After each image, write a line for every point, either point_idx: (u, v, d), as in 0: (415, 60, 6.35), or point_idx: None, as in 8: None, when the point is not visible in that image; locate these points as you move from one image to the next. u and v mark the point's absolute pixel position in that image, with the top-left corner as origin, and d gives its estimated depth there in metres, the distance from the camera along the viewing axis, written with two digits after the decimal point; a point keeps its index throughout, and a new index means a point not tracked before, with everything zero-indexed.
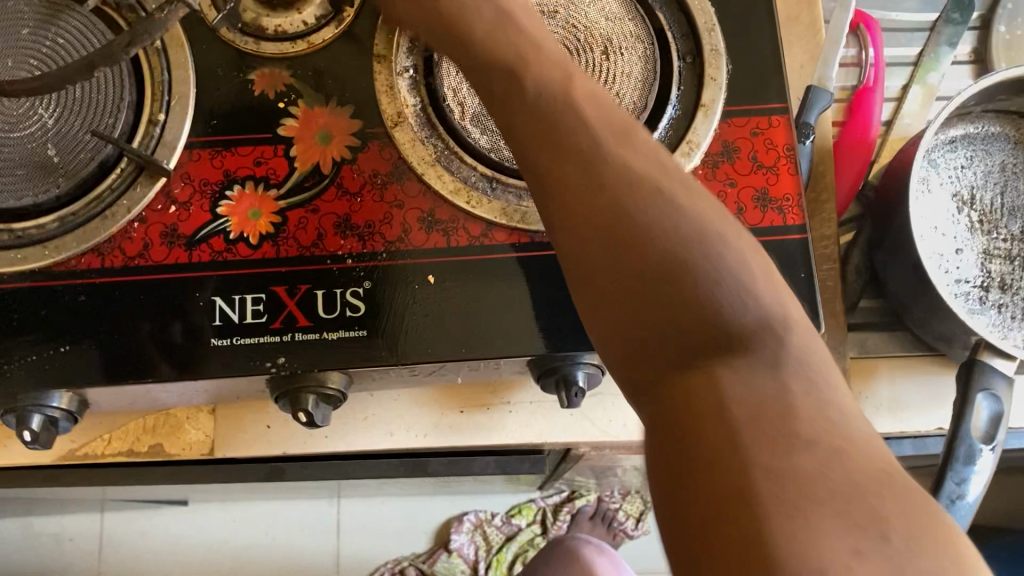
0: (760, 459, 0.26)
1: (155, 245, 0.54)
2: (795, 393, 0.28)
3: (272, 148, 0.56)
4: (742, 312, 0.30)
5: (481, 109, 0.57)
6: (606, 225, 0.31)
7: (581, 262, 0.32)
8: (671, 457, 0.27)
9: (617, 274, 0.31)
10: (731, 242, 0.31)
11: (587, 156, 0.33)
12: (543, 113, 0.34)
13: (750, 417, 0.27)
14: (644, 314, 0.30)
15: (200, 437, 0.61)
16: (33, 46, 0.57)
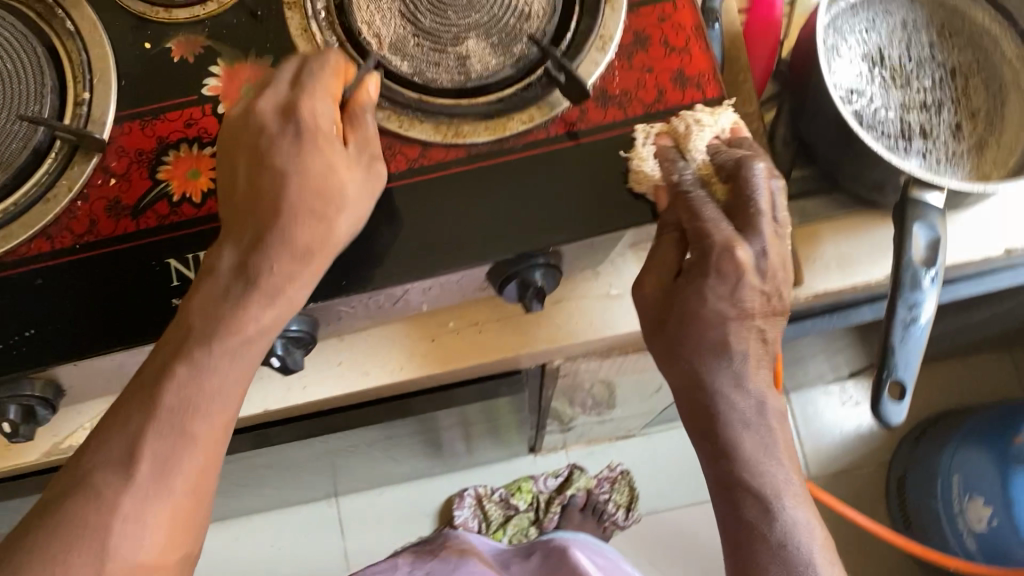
0: (734, 511, 0.56)
1: (101, 219, 0.55)
2: (782, 540, 0.55)
3: (200, 108, 0.57)
4: (775, 548, 0.55)
5: (396, 37, 0.57)
6: (689, 406, 0.57)
7: (677, 376, 0.57)
8: (710, 471, 0.58)
9: (710, 446, 0.56)
10: (771, 451, 0.56)
11: (689, 368, 0.55)
12: (706, 415, 0.56)
13: (729, 476, 0.56)
14: (716, 463, 0.56)
15: None
16: None
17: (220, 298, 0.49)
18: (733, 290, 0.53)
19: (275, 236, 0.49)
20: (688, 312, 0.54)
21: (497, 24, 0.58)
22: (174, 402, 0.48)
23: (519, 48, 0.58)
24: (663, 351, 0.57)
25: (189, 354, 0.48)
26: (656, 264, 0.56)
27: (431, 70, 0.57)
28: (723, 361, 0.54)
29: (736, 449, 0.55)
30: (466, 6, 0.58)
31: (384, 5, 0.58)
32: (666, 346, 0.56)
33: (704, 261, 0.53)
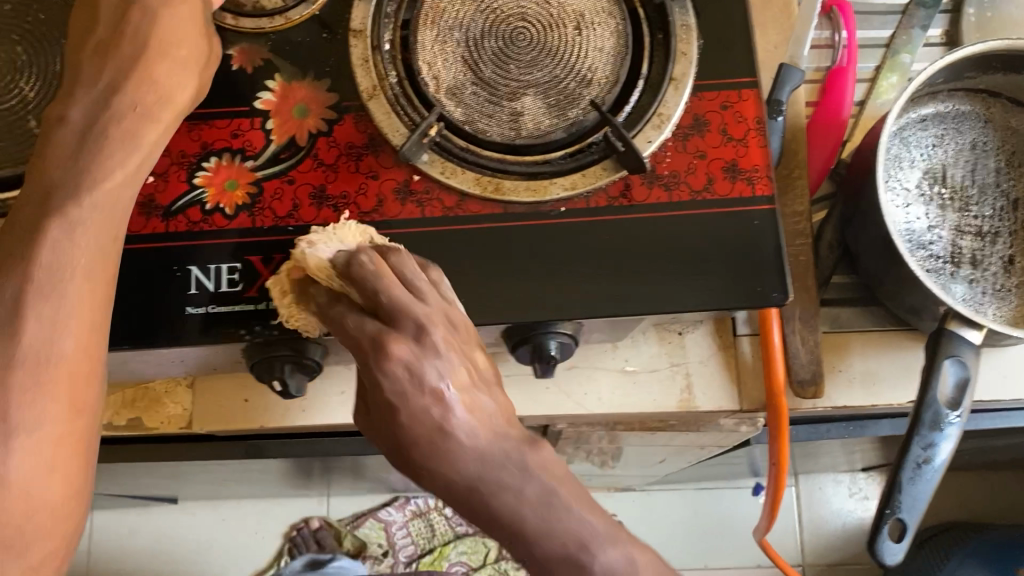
0: (513, 543, 0.38)
1: (133, 215, 0.55)
2: None
3: (249, 121, 0.57)
4: None
5: (455, 82, 0.57)
6: (450, 499, 0.40)
7: (433, 486, 0.41)
8: (467, 510, 0.40)
9: (449, 485, 0.40)
10: (532, 485, 0.39)
11: (405, 442, 0.41)
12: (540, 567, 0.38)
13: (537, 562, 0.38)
14: (454, 482, 0.40)
15: (179, 410, 0.62)
16: (16, 22, 0.58)
17: (75, 142, 0.47)
18: (398, 391, 0.42)
19: (119, 80, 0.49)
20: (437, 442, 0.40)
21: (556, 86, 0.57)
22: (35, 337, 0.42)
23: (575, 112, 0.57)
24: (459, 509, 0.41)
25: (63, 213, 0.44)
26: (377, 431, 0.44)
27: (483, 121, 0.56)
28: (501, 486, 0.39)
29: (490, 510, 0.39)
30: (529, 63, 0.57)
31: (448, 48, 0.57)
32: (446, 498, 0.41)
33: (374, 381, 0.43)
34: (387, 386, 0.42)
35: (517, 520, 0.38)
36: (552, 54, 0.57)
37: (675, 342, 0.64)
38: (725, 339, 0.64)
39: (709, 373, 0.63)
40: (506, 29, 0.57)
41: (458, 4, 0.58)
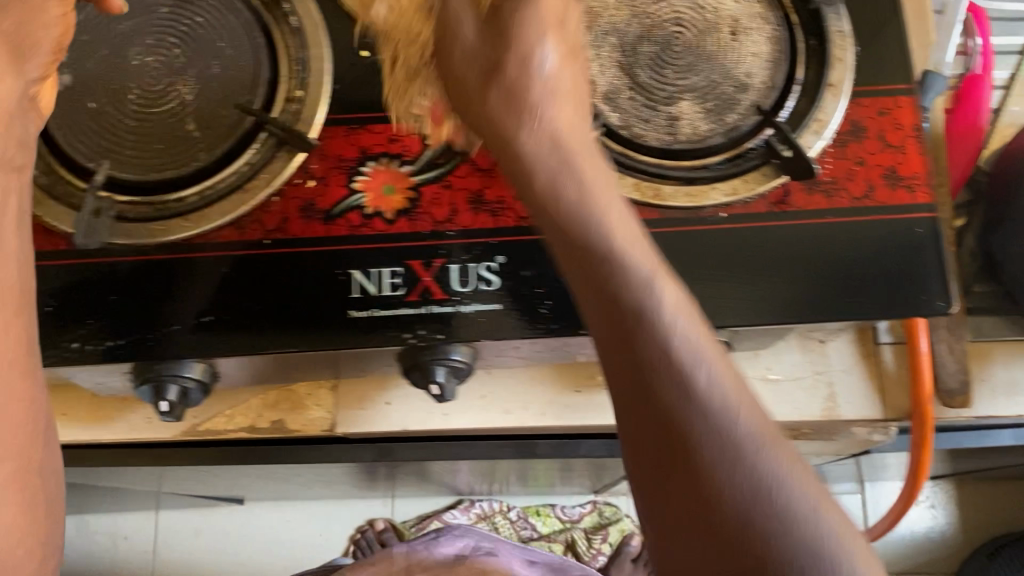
0: (626, 360, 0.37)
1: (293, 219, 0.55)
2: (733, 496, 0.33)
3: (404, 126, 0.57)
4: (727, 463, 0.34)
5: (611, 87, 0.56)
6: (586, 288, 0.39)
7: (581, 270, 0.40)
8: (594, 308, 0.39)
9: (586, 275, 0.39)
10: (677, 322, 0.37)
11: (562, 228, 0.41)
12: (630, 356, 0.36)
13: (645, 381, 0.36)
14: (588, 292, 0.39)
15: (322, 413, 0.62)
16: (171, 24, 0.57)
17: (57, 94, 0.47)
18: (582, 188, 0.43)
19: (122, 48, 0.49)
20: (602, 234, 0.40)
21: (713, 91, 0.56)
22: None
23: (733, 118, 0.56)
24: (568, 266, 0.41)
25: None
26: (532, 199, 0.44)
27: (640, 126, 0.56)
28: (625, 257, 0.39)
29: (643, 315, 0.37)
30: (685, 68, 0.57)
31: (603, 52, 0.57)
32: (570, 247, 0.41)
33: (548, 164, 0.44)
34: (548, 169, 0.44)
35: (631, 298, 0.37)
36: (708, 59, 0.57)
37: (818, 349, 0.63)
38: (867, 347, 0.63)
39: (852, 382, 0.62)
40: (662, 34, 0.57)
41: (613, 9, 0.58)
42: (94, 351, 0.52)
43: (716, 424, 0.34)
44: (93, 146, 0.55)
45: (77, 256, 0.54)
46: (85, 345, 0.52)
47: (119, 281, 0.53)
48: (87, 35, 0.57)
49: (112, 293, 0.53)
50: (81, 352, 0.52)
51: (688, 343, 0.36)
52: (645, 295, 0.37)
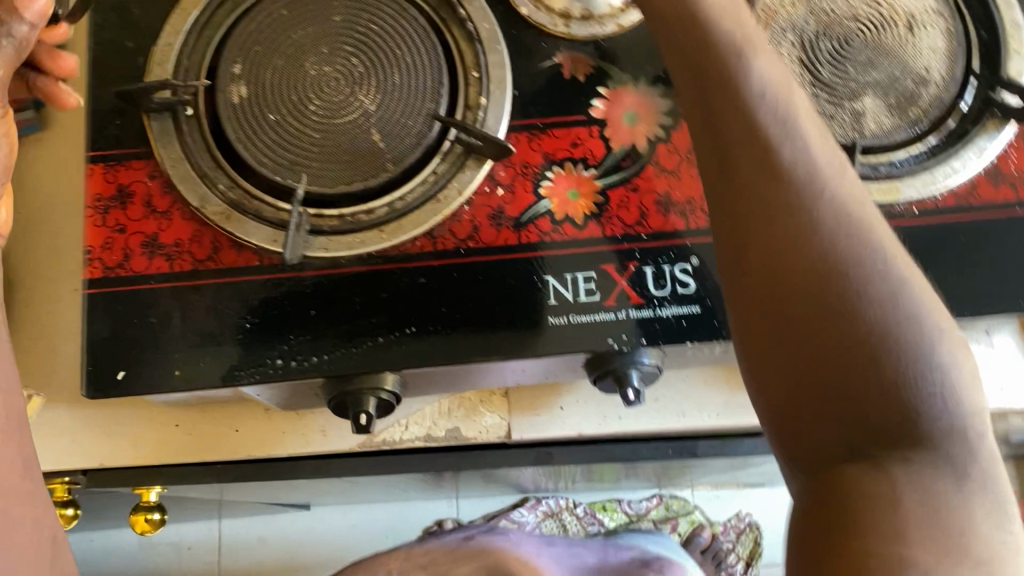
0: (823, 333, 0.34)
1: (484, 227, 0.55)
2: (962, 506, 0.33)
3: (587, 129, 0.57)
4: (958, 474, 0.34)
5: (794, 83, 0.57)
6: (770, 240, 0.35)
7: (733, 215, 0.37)
8: (759, 263, 0.36)
9: (754, 225, 0.36)
10: (890, 279, 0.35)
11: (739, 150, 0.37)
12: (812, 281, 0.34)
13: (854, 361, 0.34)
14: (766, 237, 0.36)
15: (497, 420, 0.62)
16: (347, 33, 0.56)
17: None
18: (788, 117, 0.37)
19: None
20: (794, 174, 0.36)
21: (895, 85, 0.56)
22: None
23: (915, 111, 0.56)
24: (728, 190, 0.37)
25: None
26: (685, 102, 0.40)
27: (825, 122, 0.56)
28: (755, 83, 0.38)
29: (844, 270, 0.34)
30: (865, 63, 0.57)
31: (783, 49, 0.57)
32: (742, 164, 0.37)
33: (711, 91, 0.39)
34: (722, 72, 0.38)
35: (793, 155, 0.36)
36: (886, 54, 0.57)
37: (983, 341, 0.63)
38: None
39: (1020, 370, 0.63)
40: (840, 30, 0.57)
41: (789, 5, 0.58)
42: (296, 367, 0.52)
43: (862, 279, 0.34)
44: (277, 158, 0.54)
45: (273, 272, 0.53)
46: (289, 361, 0.52)
47: (316, 295, 0.53)
48: (262, 45, 0.56)
49: (311, 308, 0.53)
50: (285, 369, 0.52)
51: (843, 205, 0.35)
52: (807, 170, 0.36)
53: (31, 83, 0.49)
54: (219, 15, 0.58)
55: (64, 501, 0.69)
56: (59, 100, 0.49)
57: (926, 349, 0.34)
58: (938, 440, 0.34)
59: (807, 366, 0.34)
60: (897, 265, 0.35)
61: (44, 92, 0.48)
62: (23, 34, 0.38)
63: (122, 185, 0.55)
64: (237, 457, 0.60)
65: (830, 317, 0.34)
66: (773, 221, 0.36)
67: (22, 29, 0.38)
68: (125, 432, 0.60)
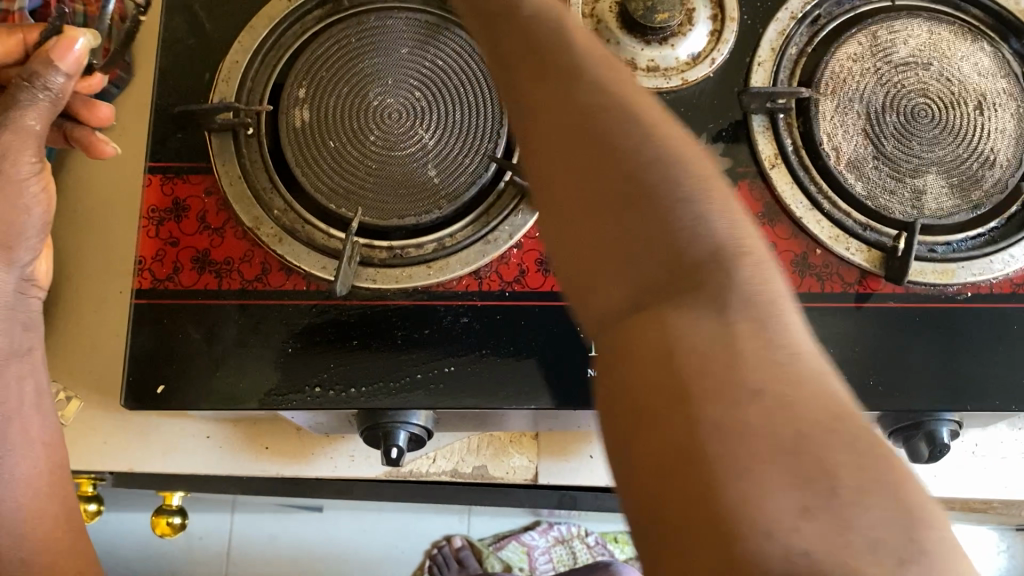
0: (620, 178, 0.28)
1: (532, 272, 0.55)
2: (786, 383, 0.24)
3: None
4: (716, 389, 0.24)
5: (857, 155, 0.56)
6: (553, 104, 0.31)
7: (542, 107, 0.31)
8: (532, 134, 0.31)
9: (555, 103, 0.31)
10: (642, 126, 0.30)
11: (524, 45, 0.34)
12: (583, 139, 0.29)
13: (648, 222, 0.28)
14: (560, 99, 0.31)
15: (525, 462, 0.61)
16: (411, 65, 0.56)
17: None
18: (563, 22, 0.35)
19: None
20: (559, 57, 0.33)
21: (960, 165, 0.55)
22: None
23: (978, 193, 0.55)
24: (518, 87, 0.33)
25: None
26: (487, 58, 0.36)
27: (885, 197, 0.55)
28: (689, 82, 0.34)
29: (566, 141, 0.30)
30: (931, 140, 0.55)
31: (849, 119, 0.56)
32: (515, 66, 0.33)
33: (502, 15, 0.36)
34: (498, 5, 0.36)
35: (554, 43, 0.33)
36: (954, 133, 0.55)
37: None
38: None
39: None
40: (907, 104, 0.56)
41: (858, 74, 0.57)
42: (334, 396, 0.52)
43: (638, 129, 0.30)
44: (332, 185, 0.54)
45: (319, 299, 0.54)
46: (327, 390, 0.52)
47: (359, 326, 0.53)
48: (327, 70, 0.56)
49: (353, 338, 0.53)
50: (322, 397, 0.52)
51: (605, 67, 0.32)
52: (579, 47, 0.33)
53: (67, 132, 0.56)
54: (288, 38, 0.58)
55: (88, 496, 0.70)
56: (96, 152, 0.57)
57: (690, 183, 0.28)
58: (717, 278, 0.27)
59: (599, 223, 0.28)
60: (640, 108, 0.31)
61: (83, 139, 0.56)
62: (59, 85, 0.46)
63: (178, 198, 0.56)
64: (265, 474, 0.61)
65: (585, 171, 0.29)
66: (557, 93, 0.31)
67: (58, 80, 0.46)
68: (156, 439, 0.60)
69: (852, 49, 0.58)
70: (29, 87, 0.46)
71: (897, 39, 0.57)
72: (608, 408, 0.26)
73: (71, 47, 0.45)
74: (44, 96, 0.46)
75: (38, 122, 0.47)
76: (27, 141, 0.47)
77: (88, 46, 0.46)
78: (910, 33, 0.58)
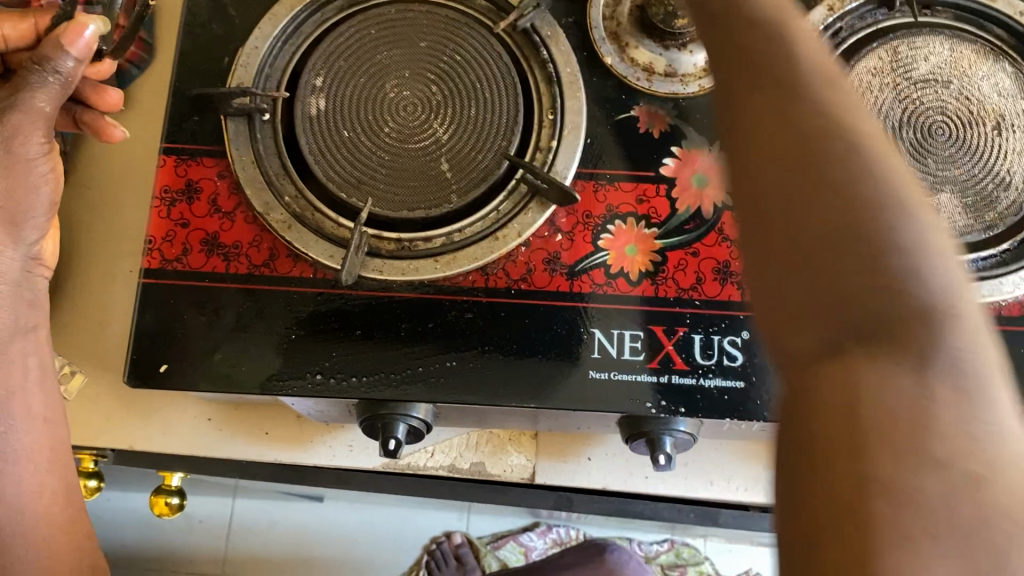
0: (807, 227, 0.28)
1: (538, 271, 0.55)
2: (943, 444, 0.25)
3: (655, 187, 0.56)
4: (885, 455, 0.25)
5: None
6: (788, 136, 0.29)
7: (757, 140, 0.30)
8: (744, 169, 0.31)
9: (800, 135, 0.29)
10: (881, 163, 0.28)
11: (772, 62, 0.32)
12: (795, 180, 0.29)
13: (844, 276, 0.27)
14: (798, 129, 0.30)
15: (523, 461, 0.61)
16: (431, 60, 0.57)
17: None
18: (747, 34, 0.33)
19: None
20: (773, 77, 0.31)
21: (975, 185, 0.55)
22: None
23: (992, 214, 0.54)
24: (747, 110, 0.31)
25: None
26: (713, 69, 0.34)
27: None
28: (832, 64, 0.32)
29: (798, 177, 0.29)
30: (947, 158, 0.55)
31: None
32: (747, 88, 0.32)
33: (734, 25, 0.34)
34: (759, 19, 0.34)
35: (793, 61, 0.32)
36: (970, 152, 0.55)
37: None
38: None
39: None
40: (925, 121, 0.55)
41: (877, 88, 0.57)
42: (335, 384, 0.52)
43: (859, 165, 0.28)
44: (345, 174, 0.55)
45: (325, 287, 0.54)
46: (328, 378, 0.52)
47: (363, 316, 0.53)
48: (346, 60, 0.56)
49: (357, 328, 0.53)
50: (323, 384, 0.52)
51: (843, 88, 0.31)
52: (808, 61, 0.32)
53: (76, 117, 0.57)
54: (309, 26, 0.58)
55: (88, 473, 0.70)
56: (105, 136, 0.58)
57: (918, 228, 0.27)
58: (943, 342, 0.26)
59: (804, 274, 0.28)
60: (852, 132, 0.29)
61: (92, 124, 0.57)
62: (69, 69, 0.47)
63: (191, 180, 0.56)
64: (264, 459, 0.61)
65: (785, 218, 0.29)
66: (789, 125, 0.30)
67: (68, 65, 0.47)
68: (158, 418, 0.61)
69: (873, 62, 0.57)
70: (39, 70, 0.46)
71: (918, 55, 0.57)
72: (783, 457, 0.27)
73: (81, 32, 0.46)
74: (54, 80, 0.47)
75: (48, 105, 0.47)
76: (37, 125, 0.47)
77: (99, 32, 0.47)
78: (932, 51, 0.57)
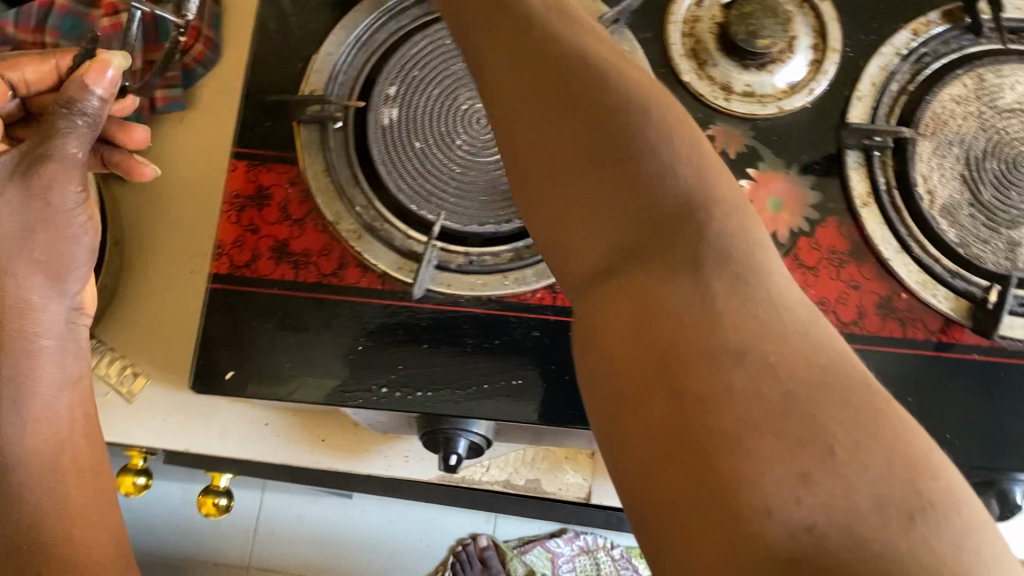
0: (595, 167, 0.30)
1: None
2: (765, 353, 0.25)
3: None
4: (705, 367, 0.25)
5: (952, 200, 0.54)
6: (549, 87, 0.31)
7: (515, 94, 0.32)
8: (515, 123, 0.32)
9: (549, 82, 0.31)
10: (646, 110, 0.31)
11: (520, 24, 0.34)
12: (555, 124, 0.31)
13: (645, 217, 0.29)
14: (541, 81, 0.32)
15: (579, 480, 0.60)
16: None
17: None
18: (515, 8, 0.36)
19: None
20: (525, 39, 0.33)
21: None
22: None
23: None
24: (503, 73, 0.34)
25: None
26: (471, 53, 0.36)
27: (978, 246, 0.53)
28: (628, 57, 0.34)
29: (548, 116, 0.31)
30: None
31: (948, 162, 0.54)
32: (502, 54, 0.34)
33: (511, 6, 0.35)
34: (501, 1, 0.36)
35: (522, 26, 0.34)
36: None
37: None
38: None
39: None
40: (1010, 152, 0.54)
41: (961, 116, 0.55)
42: (401, 398, 0.51)
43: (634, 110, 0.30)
44: (414, 186, 0.54)
45: (393, 299, 0.53)
46: (393, 392, 0.51)
47: (430, 330, 0.53)
48: (420, 70, 0.56)
49: (423, 341, 0.52)
50: (389, 398, 0.51)
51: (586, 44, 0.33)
52: (579, 38, 0.34)
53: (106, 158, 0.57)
54: (384, 33, 0.58)
55: (137, 470, 0.70)
56: (135, 174, 0.58)
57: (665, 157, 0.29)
58: (734, 261, 0.28)
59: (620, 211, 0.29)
60: (637, 93, 0.31)
61: (121, 164, 0.57)
62: (95, 109, 0.47)
63: (262, 185, 0.56)
64: (318, 467, 0.61)
65: (568, 157, 0.30)
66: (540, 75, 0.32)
67: (93, 105, 0.47)
68: (214, 420, 0.60)
69: (957, 90, 0.55)
70: (67, 114, 0.47)
71: (1005, 84, 0.55)
72: (600, 392, 0.28)
73: (102, 71, 0.46)
74: (83, 122, 0.47)
75: (80, 147, 0.48)
76: (71, 167, 0.48)
77: (121, 69, 0.47)
78: (1018, 80, 0.55)
